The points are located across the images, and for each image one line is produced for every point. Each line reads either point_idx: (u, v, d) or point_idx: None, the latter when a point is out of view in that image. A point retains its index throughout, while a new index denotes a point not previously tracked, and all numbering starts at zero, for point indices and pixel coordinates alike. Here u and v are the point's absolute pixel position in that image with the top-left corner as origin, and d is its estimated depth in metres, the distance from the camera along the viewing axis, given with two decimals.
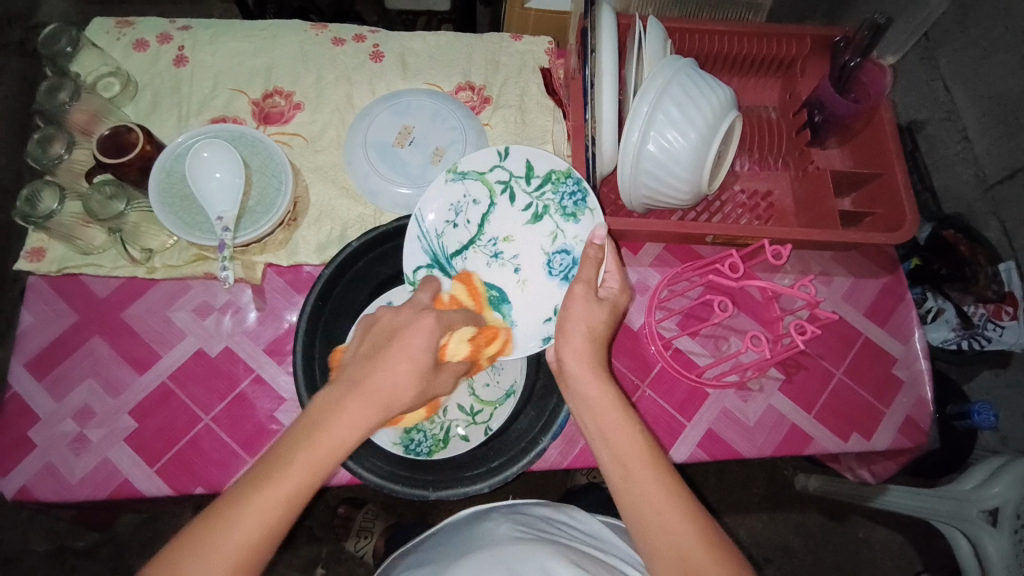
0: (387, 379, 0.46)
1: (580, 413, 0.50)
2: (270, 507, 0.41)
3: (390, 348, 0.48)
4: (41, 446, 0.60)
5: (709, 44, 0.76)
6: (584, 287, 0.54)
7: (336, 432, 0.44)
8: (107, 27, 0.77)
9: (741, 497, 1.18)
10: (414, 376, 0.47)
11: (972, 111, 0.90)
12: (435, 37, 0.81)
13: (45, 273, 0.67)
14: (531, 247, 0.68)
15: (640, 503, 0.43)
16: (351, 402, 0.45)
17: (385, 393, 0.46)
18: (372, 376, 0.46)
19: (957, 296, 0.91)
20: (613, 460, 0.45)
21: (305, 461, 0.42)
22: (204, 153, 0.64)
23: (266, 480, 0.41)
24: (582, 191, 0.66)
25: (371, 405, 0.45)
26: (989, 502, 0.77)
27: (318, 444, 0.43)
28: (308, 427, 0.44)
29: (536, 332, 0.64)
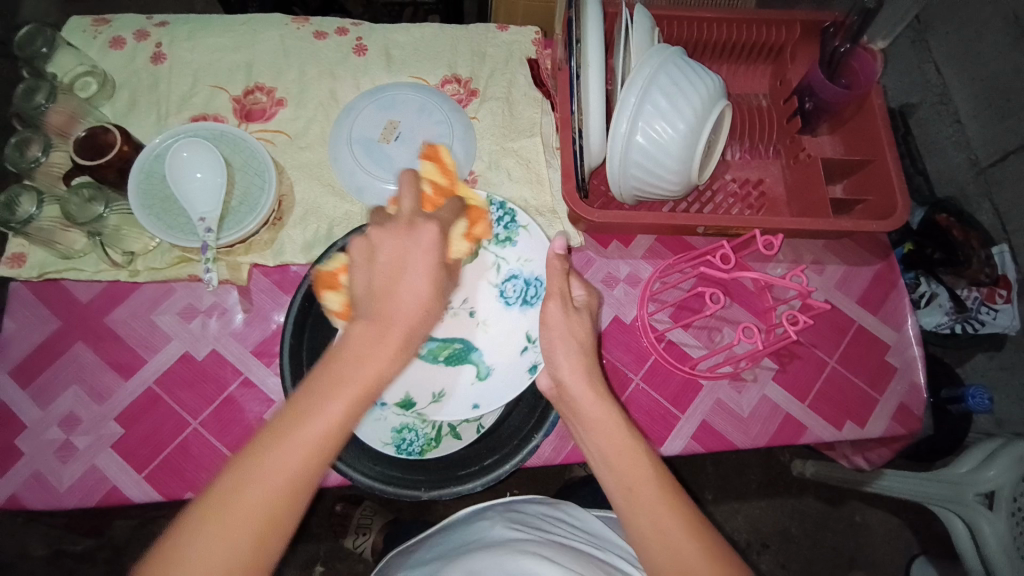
0: (411, 309, 0.45)
1: (581, 437, 0.49)
2: (312, 440, 0.38)
3: (402, 283, 0.46)
4: (28, 455, 0.59)
5: (698, 31, 0.75)
6: (556, 303, 0.54)
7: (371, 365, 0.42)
8: (83, 25, 0.76)
9: (738, 486, 1.18)
10: (431, 299, 0.46)
11: (965, 93, 0.89)
12: (419, 28, 0.79)
13: (26, 279, 0.65)
14: (478, 286, 0.67)
15: (644, 521, 0.42)
16: (383, 340, 0.43)
17: (411, 325, 0.44)
18: (399, 310, 0.44)
19: (951, 280, 0.92)
20: (616, 482, 0.44)
21: (345, 392, 0.40)
22: (183, 153, 0.63)
23: (303, 417, 0.39)
24: (510, 213, 0.68)
25: (402, 339, 0.44)
26: (984, 486, 0.77)
27: (356, 379, 0.41)
28: (340, 365, 0.41)
29: (514, 367, 0.63)
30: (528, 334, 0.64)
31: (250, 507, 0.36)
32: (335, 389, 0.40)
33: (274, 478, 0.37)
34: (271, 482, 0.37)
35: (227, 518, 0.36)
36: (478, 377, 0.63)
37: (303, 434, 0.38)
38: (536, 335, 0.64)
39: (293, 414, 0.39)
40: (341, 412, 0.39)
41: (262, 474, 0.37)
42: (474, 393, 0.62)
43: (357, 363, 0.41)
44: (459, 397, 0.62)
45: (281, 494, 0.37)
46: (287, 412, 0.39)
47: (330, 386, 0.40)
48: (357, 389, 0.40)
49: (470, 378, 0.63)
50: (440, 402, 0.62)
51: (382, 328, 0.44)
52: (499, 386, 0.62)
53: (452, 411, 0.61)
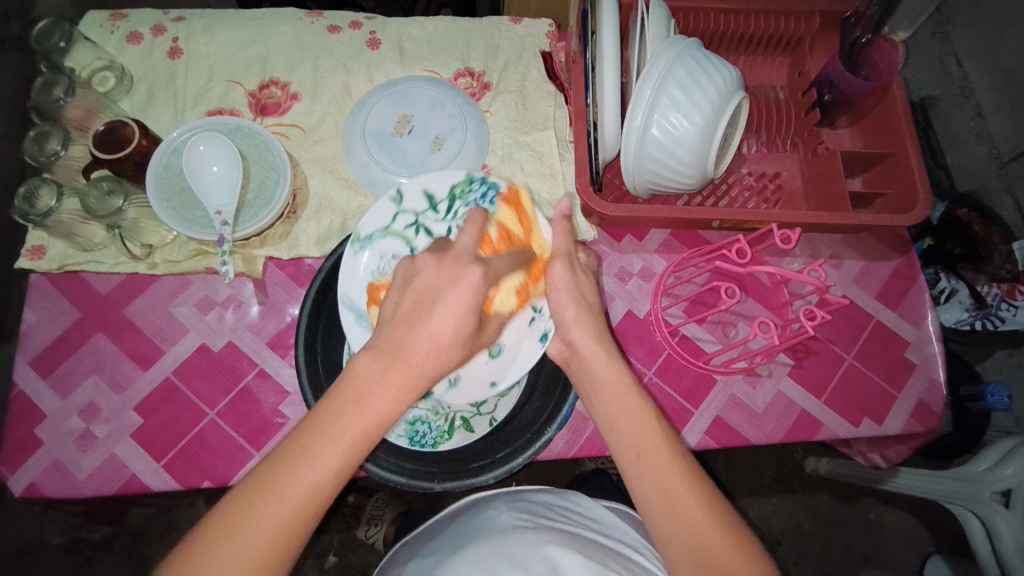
0: (428, 347, 0.44)
1: (589, 398, 0.50)
2: (311, 480, 0.39)
3: (427, 315, 0.45)
4: (48, 443, 0.60)
5: (714, 23, 0.74)
6: (562, 264, 0.54)
7: (377, 406, 0.41)
8: (100, 20, 0.76)
9: (751, 482, 1.17)
10: (450, 341, 0.45)
11: (988, 86, 0.88)
12: (432, 22, 0.79)
13: (46, 271, 0.66)
14: None
15: (647, 478, 0.43)
16: (392, 378, 0.42)
17: (425, 363, 0.43)
18: (415, 346, 0.44)
19: (971, 276, 0.89)
20: (623, 446, 0.45)
21: (347, 435, 0.40)
22: (200, 147, 0.64)
23: (303, 456, 0.39)
24: (492, 186, 0.64)
25: (411, 378, 0.43)
26: (1002, 483, 0.76)
27: (358, 420, 0.40)
28: (346, 404, 0.41)
29: (524, 340, 0.61)
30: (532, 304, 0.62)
31: (248, 540, 0.37)
32: (339, 430, 0.40)
33: (272, 515, 0.38)
34: (269, 515, 0.38)
35: (225, 548, 0.37)
36: (490, 356, 0.61)
37: (300, 472, 0.39)
38: (540, 305, 0.62)
39: (295, 450, 0.39)
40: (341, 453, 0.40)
41: (260, 509, 0.38)
42: (489, 371, 0.61)
43: (361, 404, 0.41)
44: (474, 380, 0.61)
45: (277, 531, 0.38)
46: (289, 446, 0.40)
47: (332, 423, 0.40)
48: (360, 430, 0.40)
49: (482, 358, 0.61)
50: (454, 386, 0.60)
51: (393, 364, 0.43)
52: (513, 360, 0.61)
53: (469, 395, 0.60)
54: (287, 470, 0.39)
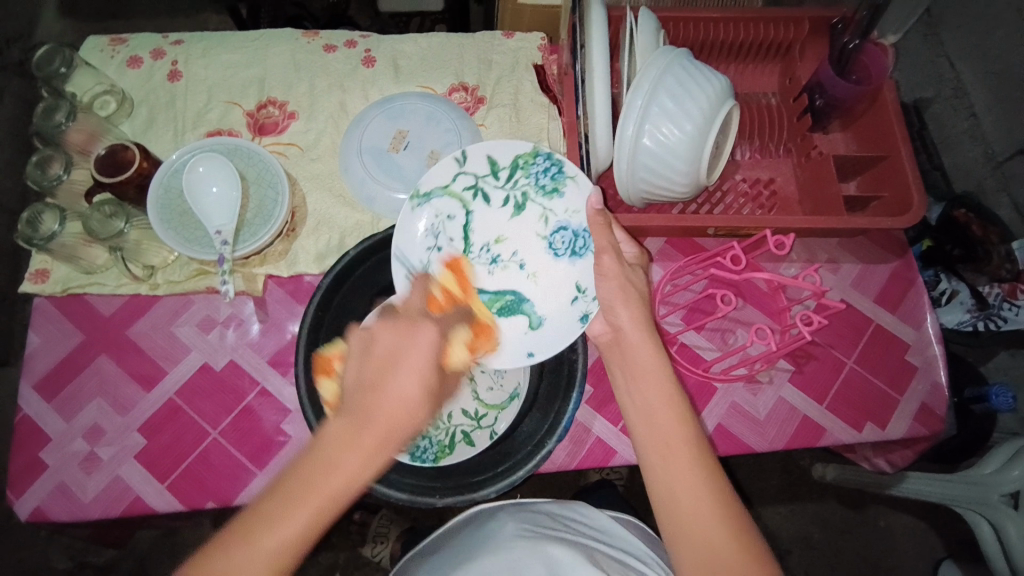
0: (392, 408, 0.41)
1: (624, 394, 0.50)
2: (271, 554, 0.37)
3: (390, 373, 0.43)
4: (53, 466, 0.61)
5: (704, 31, 0.74)
6: (611, 255, 0.57)
7: (343, 470, 0.39)
8: (101, 46, 0.78)
9: (758, 490, 1.16)
10: (419, 401, 0.43)
11: (979, 87, 0.87)
12: (426, 39, 0.80)
13: (50, 294, 0.67)
14: (525, 237, 0.69)
15: (670, 473, 0.44)
16: (360, 437, 0.40)
17: (391, 424, 0.41)
18: (379, 406, 0.41)
19: (971, 277, 0.89)
20: (651, 438, 0.46)
21: (313, 500, 0.38)
22: (200, 168, 0.64)
23: (266, 524, 0.37)
24: (556, 164, 0.67)
25: (380, 439, 0.40)
26: (1009, 486, 0.76)
27: (324, 486, 0.38)
28: (310, 468, 0.39)
29: (567, 318, 0.65)
30: (579, 285, 0.66)
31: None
32: (304, 494, 0.38)
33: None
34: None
35: None
36: (530, 327, 0.66)
37: (263, 543, 0.37)
38: (586, 286, 0.66)
39: (254, 518, 0.37)
40: (303, 521, 0.37)
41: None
42: (527, 342, 0.65)
43: (326, 467, 0.39)
44: (514, 346, 0.64)
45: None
46: (248, 516, 0.38)
47: (295, 489, 0.38)
48: (326, 496, 0.38)
49: (523, 328, 0.66)
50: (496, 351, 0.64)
51: (361, 425, 0.41)
52: (553, 334, 0.64)
53: (511, 358, 0.63)
54: (247, 538, 0.37)
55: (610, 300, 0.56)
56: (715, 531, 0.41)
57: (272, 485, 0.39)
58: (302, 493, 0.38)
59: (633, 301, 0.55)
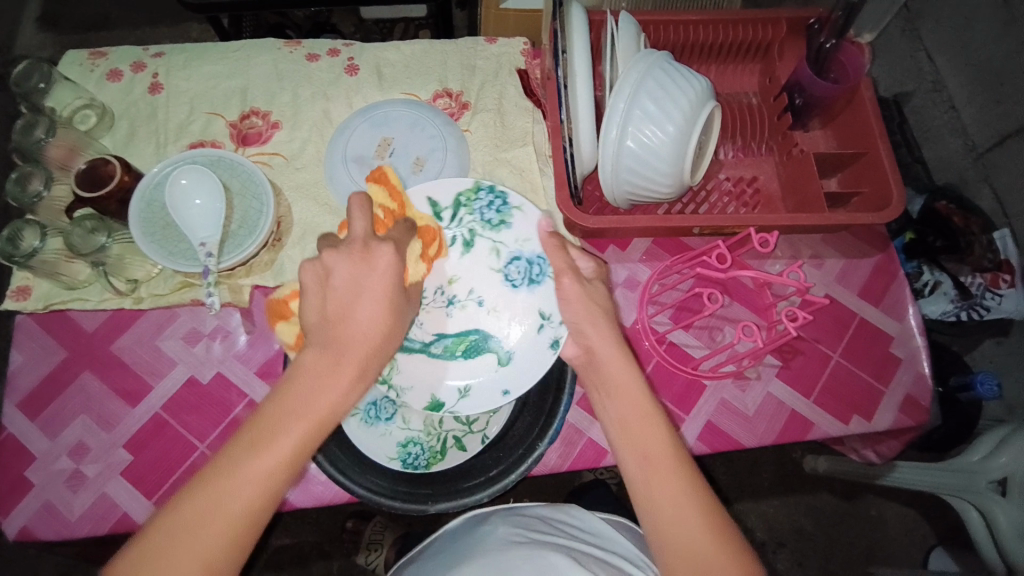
0: (366, 337, 0.46)
1: (600, 399, 0.51)
2: (261, 476, 0.39)
3: (356, 305, 0.47)
4: (39, 485, 0.60)
5: (684, 33, 0.75)
6: (570, 278, 0.57)
7: (326, 396, 0.42)
8: (80, 59, 0.77)
9: (752, 484, 1.17)
10: (384, 325, 0.47)
11: (958, 80, 0.89)
12: (409, 46, 0.80)
13: (32, 311, 0.66)
14: (480, 273, 0.66)
15: (650, 473, 0.44)
16: (338, 367, 0.44)
17: (364, 353, 0.45)
18: (350, 336, 0.45)
19: (953, 267, 0.91)
20: (630, 442, 0.46)
21: (297, 425, 0.41)
22: (182, 181, 0.64)
23: (250, 452, 0.39)
24: (500, 195, 0.67)
25: (358, 368, 0.44)
26: (996, 473, 0.77)
27: (307, 411, 0.41)
28: (290, 397, 0.42)
29: (535, 346, 0.63)
30: (543, 311, 0.64)
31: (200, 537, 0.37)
32: (288, 421, 0.41)
33: (218, 512, 0.38)
34: (214, 515, 0.38)
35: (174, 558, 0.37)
36: (499, 363, 0.63)
37: (249, 469, 0.39)
38: (551, 311, 0.63)
39: (239, 444, 0.40)
40: (290, 446, 0.40)
41: (199, 513, 0.38)
42: (501, 379, 0.62)
43: (303, 398, 0.42)
44: (486, 388, 0.62)
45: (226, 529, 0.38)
46: (232, 444, 0.40)
47: (280, 417, 0.41)
48: (312, 421, 0.41)
49: (493, 366, 0.63)
50: (465, 394, 0.62)
51: (337, 358, 0.44)
52: (524, 367, 0.62)
53: (486, 400, 0.61)
54: (234, 471, 0.39)
55: (576, 320, 0.56)
56: (691, 523, 0.42)
57: (253, 418, 0.41)
58: (283, 421, 0.41)
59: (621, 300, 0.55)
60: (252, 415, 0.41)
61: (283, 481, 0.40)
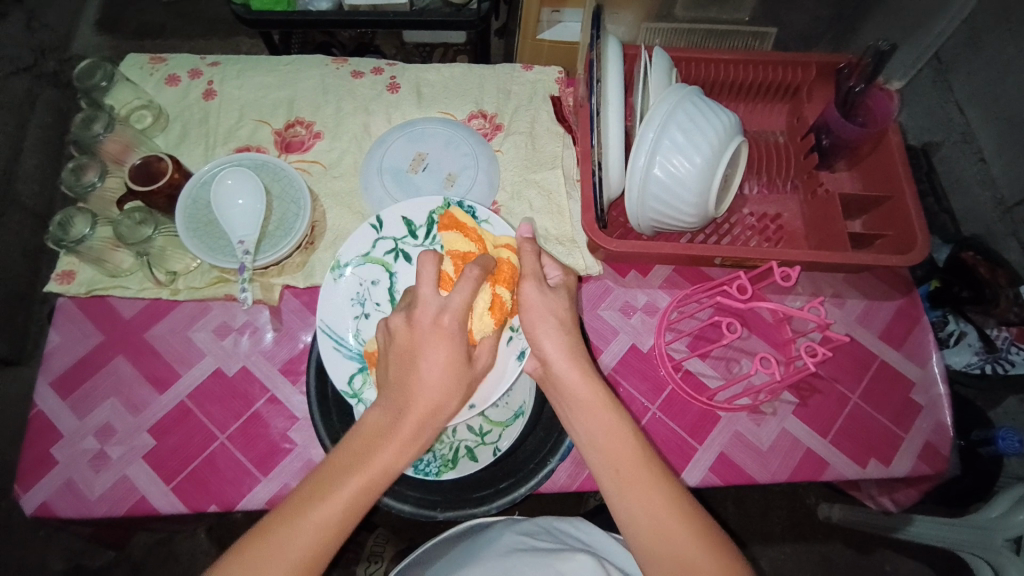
0: (429, 397, 0.47)
1: (570, 419, 0.51)
2: (322, 524, 0.42)
3: (411, 368, 0.48)
4: (63, 463, 0.62)
5: (714, 71, 0.78)
6: (532, 284, 0.57)
7: (385, 457, 0.44)
8: (141, 63, 0.82)
9: (762, 527, 1.14)
10: (448, 389, 0.48)
11: (989, 133, 0.90)
12: (449, 68, 0.84)
13: (75, 294, 0.70)
14: None
15: (629, 495, 0.45)
16: (396, 430, 0.46)
17: (425, 414, 0.47)
18: (415, 399, 0.47)
19: (980, 319, 0.88)
20: (605, 463, 0.47)
21: (357, 481, 0.43)
22: (228, 181, 0.67)
23: (308, 510, 0.42)
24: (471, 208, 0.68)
25: (415, 431, 0.46)
26: (1012, 530, 0.74)
27: (367, 474, 0.43)
28: (353, 460, 0.44)
29: (504, 359, 0.62)
30: (512, 324, 0.63)
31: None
32: (348, 478, 0.43)
33: (280, 563, 0.40)
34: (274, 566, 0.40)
35: None
36: None
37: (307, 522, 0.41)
38: (518, 323, 0.62)
39: (305, 496, 0.42)
40: (349, 497, 0.42)
41: (268, 556, 0.40)
42: None
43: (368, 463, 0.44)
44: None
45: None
46: (289, 510, 0.42)
47: (340, 479, 0.43)
48: (364, 481, 0.43)
49: None
50: None
51: (397, 419, 0.46)
52: (491, 383, 0.61)
53: (451, 417, 0.59)
54: (298, 520, 0.41)
55: (531, 327, 0.56)
56: (705, 564, 0.42)
57: (318, 468, 0.45)
58: (343, 479, 0.43)
59: None
60: (316, 469, 0.44)
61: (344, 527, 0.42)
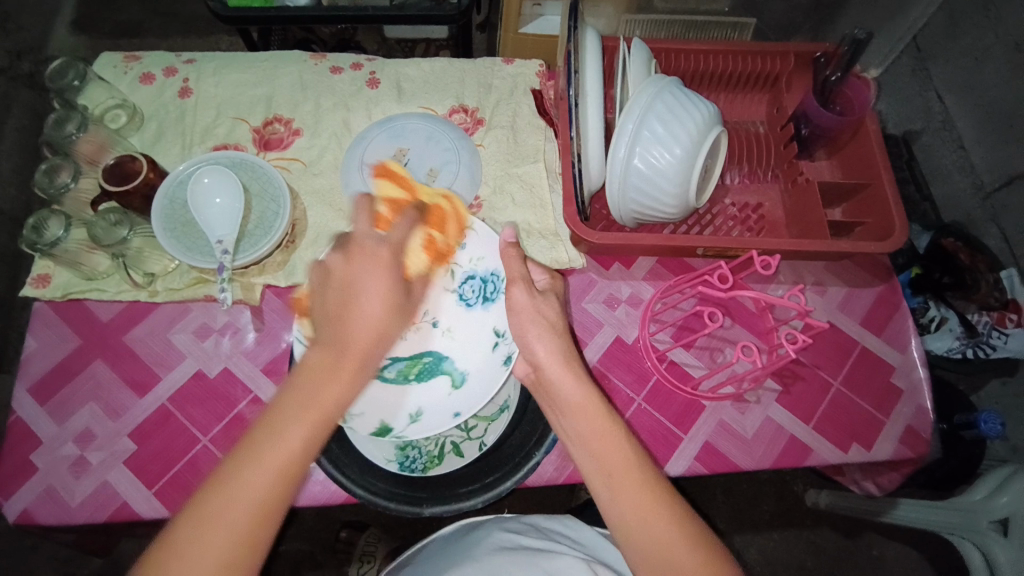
0: (366, 331, 0.49)
1: (559, 420, 0.52)
2: (278, 467, 0.42)
3: (354, 306, 0.49)
4: (43, 469, 0.61)
5: (694, 62, 0.78)
6: (521, 288, 0.57)
7: (329, 391, 0.45)
8: (114, 62, 0.81)
9: (750, 516, 1.16)
10: (386, 322, 0.50)
11: (967, 121, 0.91)
12: (429, 63, 0.83)
13: (50, 299, 0.68)
14: (433, 295, 0.67)
15: (619, 494, 0.45)
16: (336, 371, 0.46)
17: (365, 348, 0.48)
18: (353, 334, 0.48)
19: (961, 304, 0.90)
20: (594, 462, 0.47)
21: (306, 419, 0.43)
22: (205, 180, 0.67)
23: (258, 459, 0.41)
24: (457, 218, 0.68)
25: (357, 366, 0.47)
26: (998, 512, 0.75)
27: (312, 411, 0.44)
28: (295, 399, 0.44)
29: (489, 365, 0.62)
30: (497, 329, 0.64)
31: (206, 543, 0.39)
32: (296, 417, 0.43)
33: (233, 514, 0.40)
34: (229, 514, 0.40)
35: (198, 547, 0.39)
36: (453, 386, 0.62)
37: (260, 470, 0.41)
38: (503, 328, 0.63)
39: (254, 447, 0.42)
40: (300, 439, 0.42)
41: (223, 508, 0.40)
42: (453, 403, 0.61)
43: (311, 397, 0.44)
44: (438, 410, 0.60)
45: (239, 539, 0.40)
46: (238, 460, 0.41)
47: (285, 419, 0.43)
48: (316, 417, 0.44)
49: (446, 390, 0.62)
50: (416, 420, 0.59)
51: (336, 357, 0.47)
52: (477, 389, 0.61)
53: (437, 423, 0.59)
54: (249, 466, 0.41)
55: (521, 328, 0.56)
56: (688, 561, 0.43)
57: (259, 419, 0.43)
58: (289, 419, 0.43)
59: None
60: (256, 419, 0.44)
61: (300, 468, 0.43)
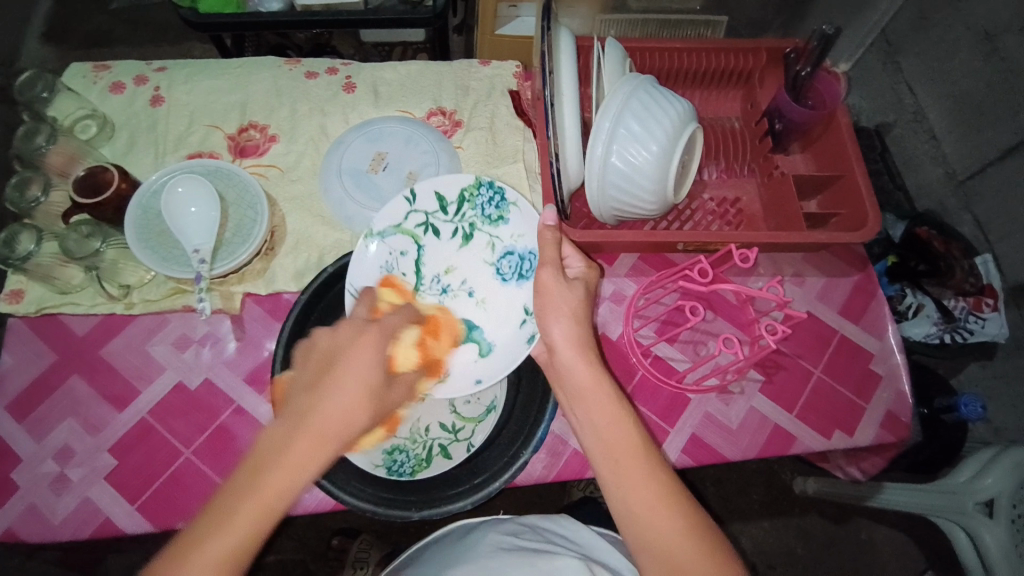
0: (331, 408, 0.44)
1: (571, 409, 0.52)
2: (222, 547, 0.40)
3: (327, 379, 0.45)
4: (23, 488, 0.60)
5: (668, 60, 0.79)
6: (552, 271, 0.57)
7: (281, 471, 0.41)
8: (84, 71, 0.79)
9: (741, 506, 1.17)
10: (360, 401, 0.45)
11: (938, 112, 0.93)
12: (405, 66, 0.83)
13: (24, 314, 0.67)
14: (473, 266, 0.71)
15: (624, 480, 0.46)
16: (292, 446, 0.42)
17: (329, 425, 0.43)
18: (318, 408, 0.44)
19: (936, 290, 0.92)
20: (602, 449, 0.48)
21: (251, 511, 0.40)
22: (178, 189, 0.65)
23: (209, 534, 0.40)
24: (499, 192, 0.70)
25: (316, 441, 0.43)
26: (982, 494, 0.77)
27: (260, 488, 0.41)
28: (247, 475, 0.41)
29: (514, 341, 0.66)
30: (527, 307, 0.68)
31: None
32: (242, 507, 0.40)
33: None
34: None
35: None
36: (480, 354, 0.66)
37: (207, 548, 0.40)
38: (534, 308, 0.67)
39: (195, 536, 0.40)
40: (250, 516, 0.40)
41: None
42: (477, 369, 0.65)
43: (262, 475, 0.41)
44: (463, 376, 0.64)
45: None
46: (193, 530, 0.40)
47: (238, 493, 0.41)
48: (262, 497, 0.41)
49: (473, 356, 0.66)
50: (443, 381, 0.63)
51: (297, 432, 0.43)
52: (500, 360, 0.65)
53: (459, 389, 0.63)
54: (200, 539, 0.40)
55: (542, 313, 0.56)
56: (686, 553, 0.43)
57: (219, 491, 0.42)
58: (240, 495, 0.41)
59: (575, 308, 0.55)
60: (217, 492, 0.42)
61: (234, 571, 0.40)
